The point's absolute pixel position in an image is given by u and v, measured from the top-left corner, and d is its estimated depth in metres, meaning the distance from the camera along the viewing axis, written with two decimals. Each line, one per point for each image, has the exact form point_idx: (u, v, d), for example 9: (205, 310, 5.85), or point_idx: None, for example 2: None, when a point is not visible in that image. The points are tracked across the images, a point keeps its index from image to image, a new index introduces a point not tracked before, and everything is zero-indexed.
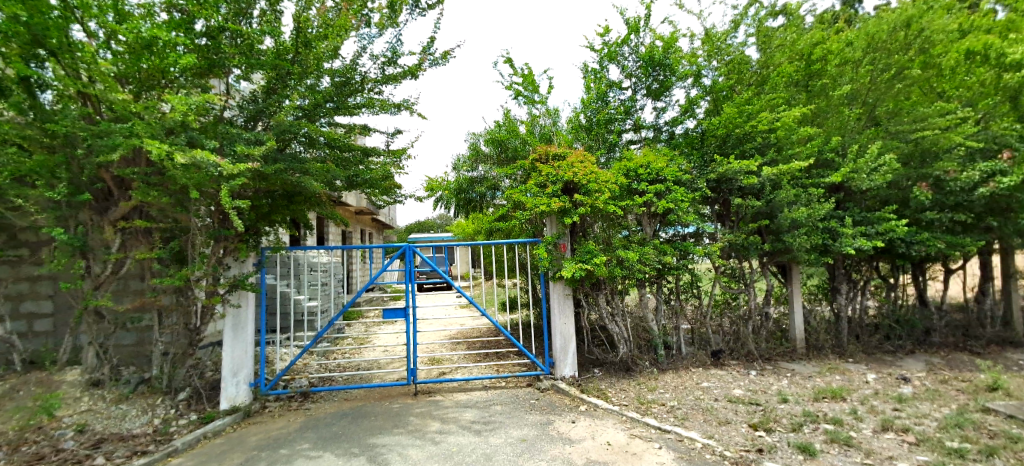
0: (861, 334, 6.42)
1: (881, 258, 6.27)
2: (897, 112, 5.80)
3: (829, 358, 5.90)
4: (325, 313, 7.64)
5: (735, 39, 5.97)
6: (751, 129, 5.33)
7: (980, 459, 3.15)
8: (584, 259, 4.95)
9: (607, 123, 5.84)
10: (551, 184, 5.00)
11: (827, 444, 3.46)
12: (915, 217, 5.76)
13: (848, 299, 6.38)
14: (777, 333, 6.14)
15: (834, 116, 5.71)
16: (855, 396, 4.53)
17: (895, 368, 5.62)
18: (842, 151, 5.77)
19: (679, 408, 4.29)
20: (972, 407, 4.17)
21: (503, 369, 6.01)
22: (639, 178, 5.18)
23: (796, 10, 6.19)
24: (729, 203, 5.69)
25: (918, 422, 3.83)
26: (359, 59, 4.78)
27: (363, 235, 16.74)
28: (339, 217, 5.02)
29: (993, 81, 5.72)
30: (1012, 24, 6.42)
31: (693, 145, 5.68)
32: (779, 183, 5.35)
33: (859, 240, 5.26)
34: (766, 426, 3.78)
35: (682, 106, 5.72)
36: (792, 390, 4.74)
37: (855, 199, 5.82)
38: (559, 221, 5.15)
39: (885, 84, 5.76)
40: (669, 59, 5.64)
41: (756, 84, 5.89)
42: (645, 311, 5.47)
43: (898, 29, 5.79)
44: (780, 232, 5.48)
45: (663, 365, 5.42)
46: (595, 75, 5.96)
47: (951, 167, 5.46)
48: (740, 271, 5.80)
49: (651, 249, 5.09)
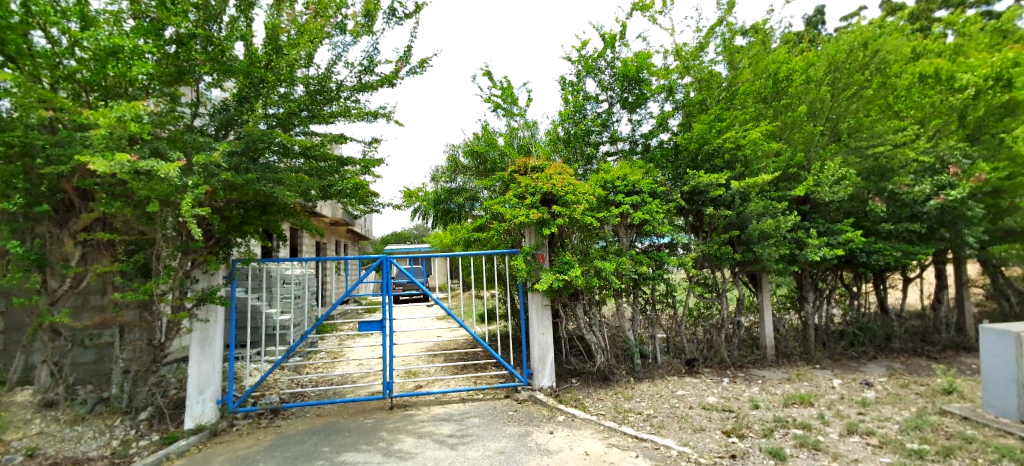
0: (827, 341, 6.68)
1: (845, 267, 6.51)
2: (858, 128, 6.08)
3: (797, 365, 6.10)
4: (299, 326, 7.44)
5: (705, 56, 6.18)
6: (720, 145, 5.52)
7: (938, 459, 3.29)
8: (561, 269, 4.99)
9: (585, 136, 5.96)
10: (530, 195, 5.01)
11: (797, 449, 3.56)
12: (874, 229, 6.03)
13: (815, 307, 6.62)
14: (748, 341, 6.32)
15: (800, 132, 5.96)
16: (822, 401, 4.69)
17: (859, 373, 5.85)
18: (806, 166, 6.01)
19: (656, 416, 4.35)
20: (930, 410, 4.36)
21: (480, 381, 5.99)
22: (615, 190, 5.26)
23: (762, 30, 6.48)
24: (702, 214, 5.87)
25: (881, 425, 3.99)
26: (334, 67, 4.73)
27: (339, 246, 16.50)
28: (313, 228, 4.88)
29: (942, 101, 6.08)
30: (960, 48, 6.87)
31: (667, 158, 5.82)
32: (748, 195, 5.52)
33: (824, 250, 5.45)
34: (739, 432, 3.87)
35: (656, 119, 5.87)
36: (763, 396, 4.87)
37: (819, 211, 6.07)
38: (538, 232, 5.17)
39: (845, 101, 6.10)
40: (643, 74, 5.78)
41: (726, 100, 6.09)
42: (621, 321, 5.56)
43: (856, 49, 6.10)
44: (750, 242, 5.63)
45: (639, 374, 5.50)
46: (572, 87, 6.08)
47: (905, 181, 5.76)
48: (713, 280, 5.95)
49: (627, 259, 5.16)
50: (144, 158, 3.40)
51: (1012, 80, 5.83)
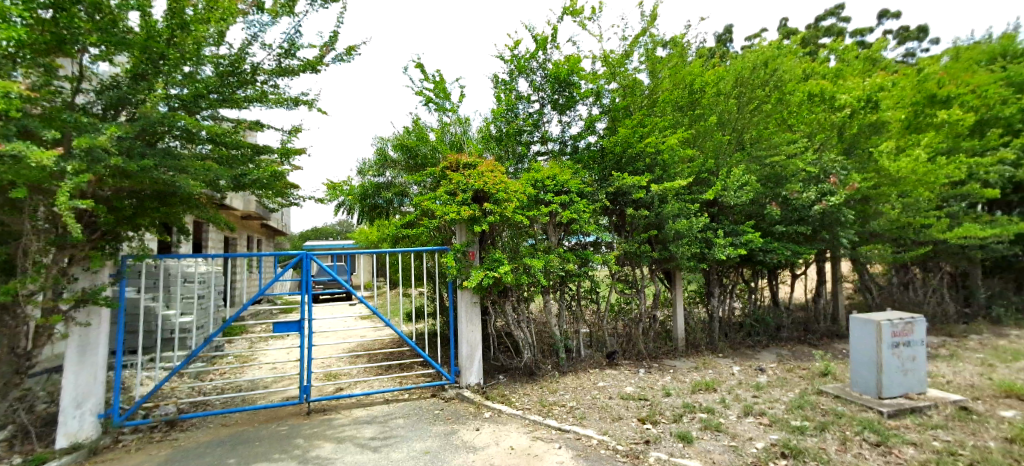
0: (729, 332, 7.37)
1: (746, 265, 7.21)
2: (758, 139, 6.76)
3: (703, 354, 6.67)
4: (202, 329, 6.77)
5: (630, 64, 6.51)
6: (641, 149, 5.85)
7: (815, 433, 3.77)
8: (491, 267, 5.00)
9: (517, 135, 6.03)
10: (461, 192, 4.97)
11: (702, 431, 3.89)
12: (770, 230, 6.73)
13: (720, 301, 7.28)
14: (662, 333, 6.79)
15: (710, 140, 6.49)
16: (724, 387, 5.17)
17: (754, 360, 6.52)
18: (716, 172, 6.57)
19: (578, 408, 4.53)
20: (810, 391, 4.97)
21: (406, 381, 5.85)
22: (545, 189, 5.37)
23: (681, 43, 6.94)
24: (625, 215, 6.20)
25: (771, 406, 4.49)
26: (249, 47, 4.34)
27: (252, 241, 15.27)
28: (223, 222, 4.44)
29: (826, 118, 6.92)
30: (840, 72, 7.85)
31: (594, 160, 6.07)
32: (665, 197, 5.91)
33: (728, 249, 5.98)
34: (653, 419, 4.14)
35: (584, 122, 6.08)
36: (674, 385, 5.25)
37: (725, 213, 6.67)
38: (469, 229, 5.15)
39: (749, 114, 6.76)
40: (574, 77, 5.93)
41: (648, 106, 6.46)
42: (548, 317, 5.73)
43: (758, 68, 6.75)
44: (666, 241, 6.04)
45: (564, 367, 5.68)
46: (504, 86, 6.12)
47: (795, 188, 6.50)
48: (634, 277, 6.30)
49: (555, 256, 5.30)
50: (6, 138, 2.89)
51: (878, 103, 6.79)
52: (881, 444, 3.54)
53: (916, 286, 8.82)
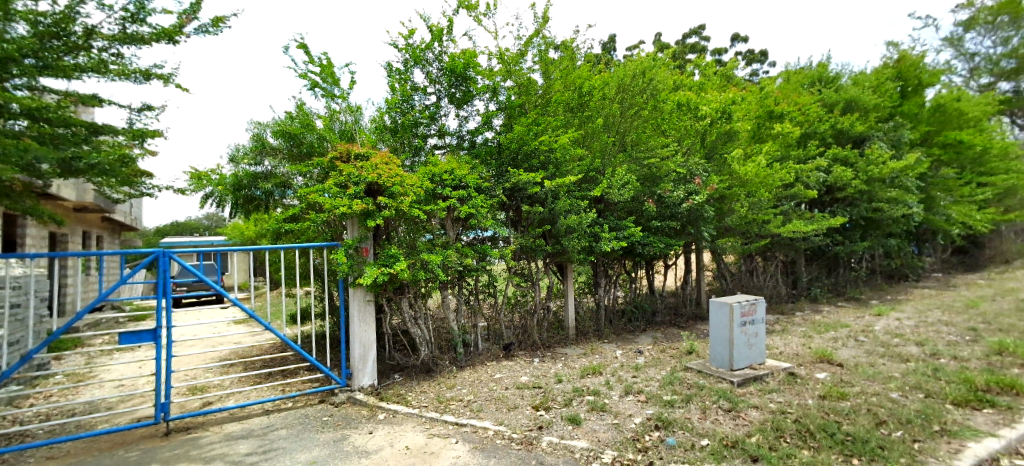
0: (613, 319, 8.02)
1: (627, 257, 7.88)
2: (638, 142, 7.40)
3: (591, 341, 7.17)
4: (17, 345, 5.51)
5: (524, 63, 6.68)
6: (536, 146, 6.05)
7: (683, 405, 4.27)
8: (386, 263, 4.81)
9: (412, 127, 5.88)
10: (353, 185, 4.68)
11: (589, 413, 4.19)
12: (647, 225, 7.43)
13: (605, 291, 7.86)
14: (555, 323, 7.15)
15: (597, 141, 6.94)
16: (609, 370, 5.61)
17: (634, 344, 7.18)
18: (602, 170, 7.05)
19: (475, 401, 4.58)
20: (678, 368, 5.62)
21: (290, 388, 5.39)
22: (443, 183, 5.29)
23: (571, 47, 7.31)
24: (521, 210, 6.37)
25: (647, 384, 4.99)
26: (80, 6, 3.61)
27: (90, 238, 12.84)
28: (46, 215, 3.66)
29: (692, 126, 7.81)
30: (703, 85, 8.90)
31: (491, 155, 6.15)
32: (558, 194, 6.20)
33: (613, 242, 6.47)
34: (546, 405, 4.35)
35: (481, 117, 6.11)
36: (565, 371, 5.57)
37: (610, 209, 7.22)
38: (362, 224, 4.87)
39: (630, 118, 7.35)
40: (470, 72, 5.89)
41: (541, 106, 6.70)
42: (446, 313, 5.69)
43: (637, 76, 7.38)
44: (559, 236, 6.35)
45: (461, 362, 5.70)
46: (399, 76, 5.90)
47: (668, 188, 7.25)
48: (529, 270, 6.53)
49: (453, 252, 5.26)
50: None
51: (732, 115, 7.84)
52: (732, 409, 4.13)
53: (759, 273, 10.38)
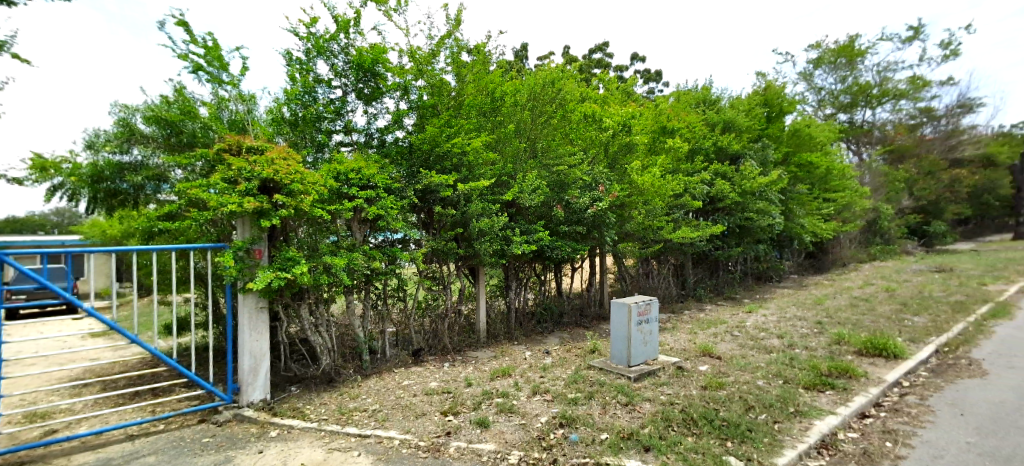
0: (522, 321, 8.20)
1: (537, 261, 8.12)
2: (548, 149, 7.66)
3: (501, 343, 7.26)
4: None
5: (436, 64, 6.60)
6: (448, 149, 6.00)
7: (585, 401, 4.50)
8: (283, 267, 4.44)
9: (315, 121, 5.53)
10: (245, 181, 4.25)
11: (497, 415, 4.24)
12: (556, 229, 7.71)
13: (516, 293, 8.02)
14: (466, 327, 7.14)
15: (509, 146, 7.07)
16: (517, 371, 5.72)
17: (542, 344, 7.41)
18: (514, 175, 7.19)
19: (380, 410, 4.40)
20: (582, 366, 5.91)
21: (162, 409, 4.75)
22: (348, 183, 5.04)
23: (484, 51, 7.37)
24: (432, 212, 6.27)
25: (554, 383, 5.17)
26: None
27: None
28: None
29: (597, 136, 8.27)
30: (606, 99, 9.48)
31: (402, 155, 6.00)
32: (470, 197, 6.20)
33: (524, 246, 6.61)
34: (454, 410, 4.32)
35: (391, 115, 5.91)
36: (475, 374, 5.58)
37: (521, 214, 7.40)
38: (254, 224, 4.44)
39: (540, 126, 7.60)
40: (379, 68, 5.68)
41: (454, 108, 6.67)
42: (351, 319, 5.43)
43: (547, 86, 7.64)
44: (471, 239, 6.34)
45: (367, 370, 5.46)
46: (300, 66, 5.50)
47: (575, 194, 7.60)
48: (440, 273, 6.43)
49: (359, 254, 5.00)
50: None
51: (632, 128, 8.43)
52: (629, 403, 4.43)
53: (655, 275, 11.29)
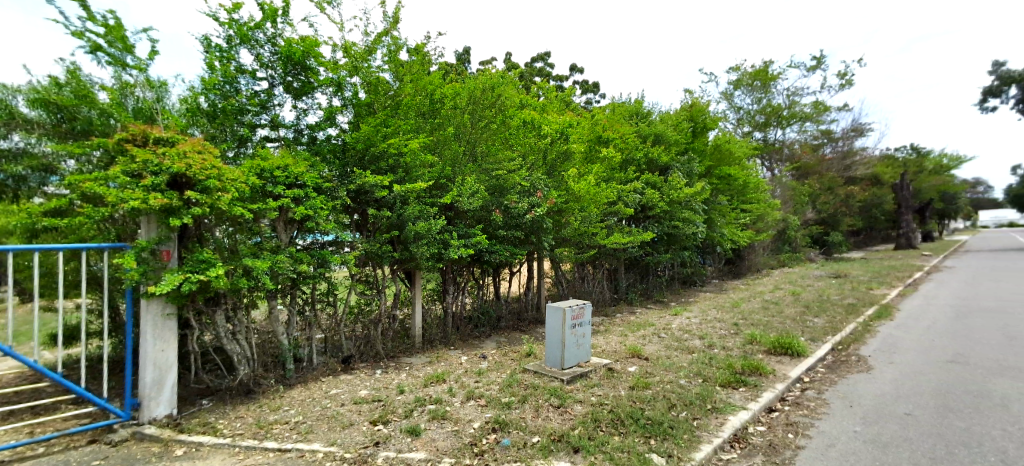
0: (460, 325, 8.12)
1: (475, 265, 8.08)
2: (488, 153, 7.69)
3: (437, 348, 7.14)
4: None
5: (373, 61, 6.41)
6: (384, 149, 5.83)
7: (518, 405, 4.53)
8: (195, 269, 4.08)
9: (237, 114, 5.18)
10: (152, 175, 3.86)
11: (429, 422, 4.15)
12: (494, 234, 7.72)
13: (453, 297, 7.92)
14: (401, 332, 6.95)
15: (448, 149, 7.00)
16: (452, 377, 5.65)
17: (478, 349, 7.38)
18: (453, 178, 7.13)
19: (303, 422, 4.15)
20: (518, 370, 5.94)
21: (43, 430, 4.18)
22: (274, 181, 4.74)
23: (422, 51, 7.27)
24: (367, 213, 6.08)
25: (488, 388, 5.16)
26: None
27: None
28: None
29: (536, 143, 8.40)
30: (545, 106, 9.68)
31: (335, 154, 5.77)
32: (407, 199, 6.06)
33: (462, 250, 6.53)
34: (384, 419, 4.18)
35: (323, 112, 5.65)
36: (408, 381, 5.44)
37: (460, 217, 7.35)
38: (161, 222, 4.05)
39: (480, 130, 7.61)
40: (310, 61, 5.42)
41: (391, 108, 6.50)
42: (274, 325, 5.12)
43: (486, 90, 7.67)
44: (407, 242, 6.17)
45: (291, 380, 5.14)
46: (220, 54, 5.12)
47: (514, 199, 7.66)
48: (374, 277, 6.24)
49: (285, 257, 4.70)
50: None
51: (569, 136, 8.65)
52: (561, 405, 4.52)
53: (590, 279, 11.64)
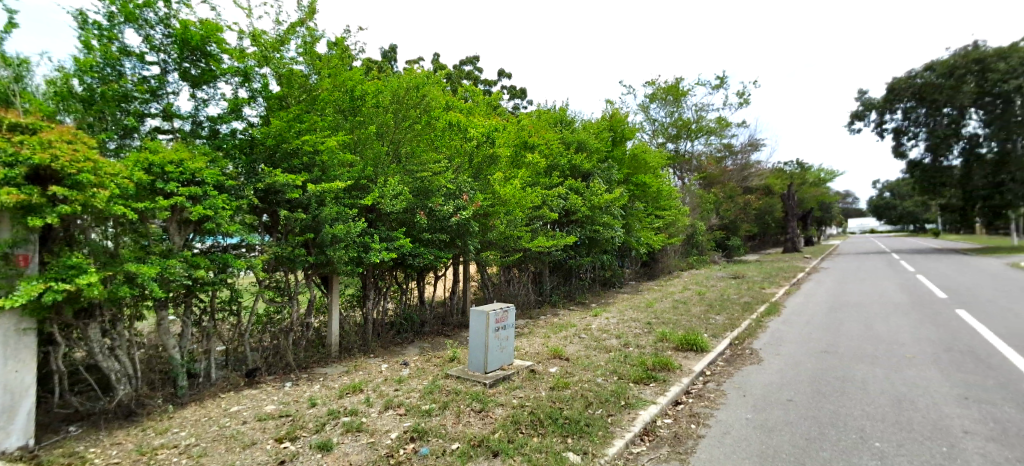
0: (380, 332, 7.83)
1: (398, 269, 7.84)
2: (412, 154, 7.51)
3: (355, 357, 6.81)
4: None
5: (286, 52, 6.02)
6: (297, 146, 5.47)
7: (439, 412, 4.45)
8: (62, 276, 3.55)
9: (120, 101, 4.60)
10: (4, 167, 3.30)
11: (343, 435, 3.93)
12: (418, 237, 7.54)
13: (374, 303, 7.62)
14: (315, 341, 6.55)
15: (369, 148, 6.74)
16: (370, 386, 5.42)
17: (399, 356, 7.15)
18: (374, 179, 6.88)
19: (196, 445, 3.75)
20: (439, 376, 5.84)
21: None
22: (166, 177, 4.25)
23: (342, 45, 6.95)
24: (277, 215, 5.66)
25: (408, 396, 5.01)
26: None
27: None
28: None
29: (461, 146, 8.35)
30: (472, 109, 9.67)
31: (241, 150, 5.32)
32: (323, 199, 5.73)
33: (382, 254, 6.28)
34: (292, 435, 3.90)
35: (227, 103, 5.18)
36: (321, 393, 5.13)
37: (381, 219, 7.09)
38: (16, 221, 3.46)
39: (403, 130, 7.42)
40: (211, 47, 4.96)
41: (306, 102, 6.13)
42: (165, 338, 4.59)
43: (410, 90, 7.49)
44: (323, 246, 5.80)
45: (183, 398, 4.63)
46: (99, 32, 4.54)
47: (439, 202, 7.54)
48: (285, 283, 5.80)
49: (177, 261, 4.25)
50: None
51: (496, 140, 8.69)
52: (482, 410, 4.50)
53: (515, 282, 11.78)
